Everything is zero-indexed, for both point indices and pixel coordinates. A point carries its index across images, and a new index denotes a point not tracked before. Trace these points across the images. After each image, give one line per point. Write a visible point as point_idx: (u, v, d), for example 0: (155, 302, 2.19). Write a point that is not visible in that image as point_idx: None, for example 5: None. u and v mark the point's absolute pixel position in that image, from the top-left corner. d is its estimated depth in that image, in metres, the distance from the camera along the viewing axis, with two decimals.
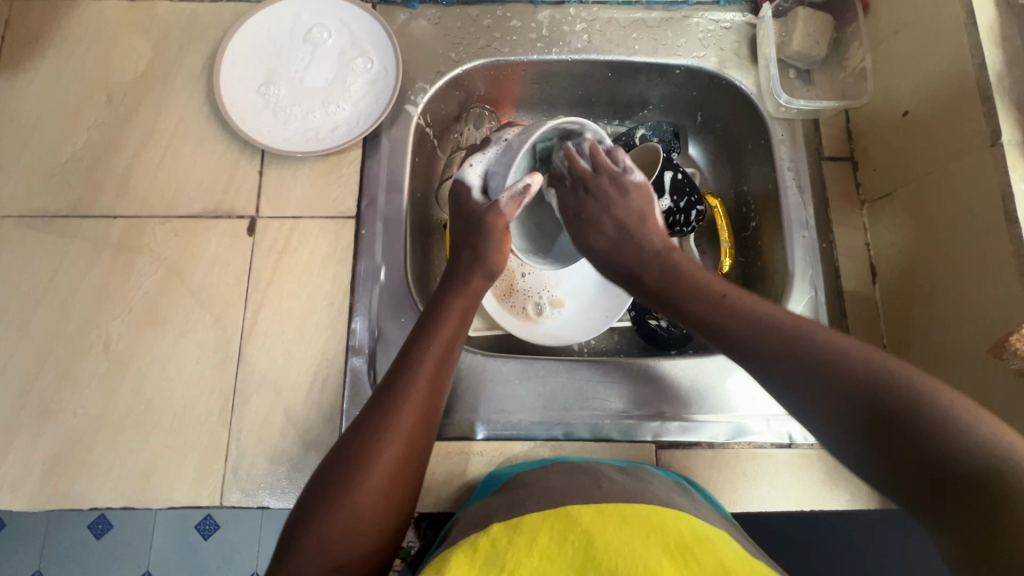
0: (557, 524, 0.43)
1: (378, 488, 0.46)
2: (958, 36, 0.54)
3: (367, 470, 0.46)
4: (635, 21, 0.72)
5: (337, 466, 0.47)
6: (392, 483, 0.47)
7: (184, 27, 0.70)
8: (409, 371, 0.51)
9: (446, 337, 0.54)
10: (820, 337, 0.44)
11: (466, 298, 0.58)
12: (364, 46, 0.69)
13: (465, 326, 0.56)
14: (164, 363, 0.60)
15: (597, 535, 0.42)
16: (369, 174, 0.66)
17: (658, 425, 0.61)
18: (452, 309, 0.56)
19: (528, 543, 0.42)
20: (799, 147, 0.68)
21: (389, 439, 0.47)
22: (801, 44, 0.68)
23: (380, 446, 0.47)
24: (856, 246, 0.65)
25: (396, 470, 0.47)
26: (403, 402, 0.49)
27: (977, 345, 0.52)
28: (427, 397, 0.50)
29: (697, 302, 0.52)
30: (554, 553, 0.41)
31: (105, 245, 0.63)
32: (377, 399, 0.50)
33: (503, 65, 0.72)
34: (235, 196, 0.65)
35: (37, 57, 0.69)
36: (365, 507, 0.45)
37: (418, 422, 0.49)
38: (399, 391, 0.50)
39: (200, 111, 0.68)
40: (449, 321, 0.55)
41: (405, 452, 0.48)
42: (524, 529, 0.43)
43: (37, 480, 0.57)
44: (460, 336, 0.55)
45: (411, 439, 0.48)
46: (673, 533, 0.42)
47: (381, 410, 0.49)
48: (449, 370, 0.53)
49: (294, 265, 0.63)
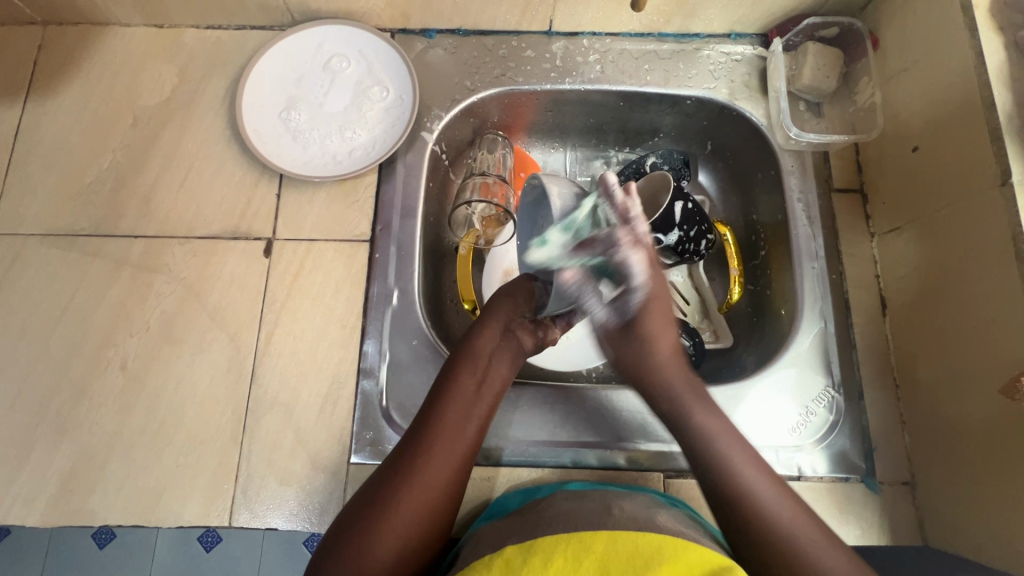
0: (572, 547, 0.44)
1: (399, 529, 0.49)
2: (967, 76, 0.55)
3: (386, 514, 0.49)
4: (647, 53, 0.73)
5: (363, 506, 0.50)
6: (410, 528, 0.49)
7: (209, 54, 0.72)
8: (430, 423, 0.53)
9: (465, 385, 0.56)
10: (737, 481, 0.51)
11: (485, 352, 0.58)
12: (381, 76, 0.71)
13: (489, 371, 0.58)
14: (178, 382, 0.61)
15: (610, 563, 0.43)
16: (384, 198, 0.68)
17: (668, 453, 0.61)
18: (473, 353, 0.58)
19: (542, 562, 0.43)
20: (809, 179, 0.69)
21: (407, 484, 0.50)
22: (811, 78, 0.69)
23: (401, 489, 0.50)
24: (866, 277, 0.65)
25: (414, 515, 0.49)
26: (420, 458, 0.51)
27: (988, 383, 0.52)
28: (444, 452, 0.52)
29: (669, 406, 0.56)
30: (569, 574, 0.42)
31: (125, 264, 0.65)
32: (402, 446, 0.53)
33: (517, 93, 0.73)
34: (253, 218, 0.67)
35: (67, 81, 0.71)
36: (387, 548, 0.48)
37: (442, 469, 0.52)
38: (421, 437, 0.53)
39: (221, 135, 0.70)
40: (469, 365, 0.57)
41: (423, 498, 0.50)
42: (537, 549, 0.45)
43: (50, 495, 0.58)
44: (483, 382, 0.57)
45: (431, 485, 0.51)
46: (682, 566, 0.43)
47: (404, 456, 0.52)
48: (473, 416, 0.55)
49: (308, 287, 0.64)
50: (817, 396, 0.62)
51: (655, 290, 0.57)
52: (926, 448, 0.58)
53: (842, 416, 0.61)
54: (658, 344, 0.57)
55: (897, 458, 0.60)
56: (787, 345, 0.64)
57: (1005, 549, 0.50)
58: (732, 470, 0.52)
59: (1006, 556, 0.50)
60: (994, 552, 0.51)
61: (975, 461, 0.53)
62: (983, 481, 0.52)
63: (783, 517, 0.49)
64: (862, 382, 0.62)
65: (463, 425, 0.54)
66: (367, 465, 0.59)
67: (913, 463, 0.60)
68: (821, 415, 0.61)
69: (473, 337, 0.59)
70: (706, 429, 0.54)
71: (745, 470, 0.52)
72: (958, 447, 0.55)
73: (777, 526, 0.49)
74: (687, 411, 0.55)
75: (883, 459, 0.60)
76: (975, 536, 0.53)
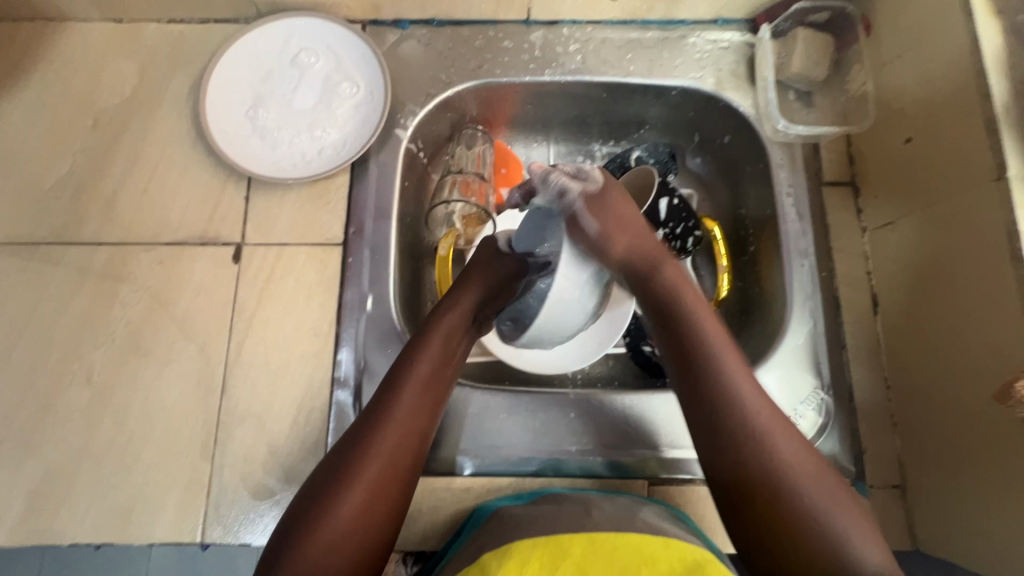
0: (548, 551, 0.43)
1: (356, 510, 0.46)
2: (963, 64, 0.52)
3: (343, 497, 0.47)
4: (630, 41, 0.70)
5: (319, 485, 0.48)
6: (368, 510, 0.47)
7: (172, 50, 0.69)
8: (393, 396, 0.51)
9: (430, 358, 0.54)
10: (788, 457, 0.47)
11: (452, 325, 0.56)
12: (351, 71, 0.68)
13: (453, 348, 0.56)
14: (147, 395, 0.59)
15: (588, 567, 0.41)
16: (357, 199, 0.65)
17: (652, 460, 0.60)
18: (438, 329, 0.55)
19: (518, 568, 0.42)
20: (799, 172, 0.66)
21: (366, 464, 0.48)
22: (801, 66, 0.66)
23: (359, 471, 0.48)
24: (857, 274, 0.63)
25: (371, 492, 0.47)
26: (381, 430, 0.49)
27: (982, 386, 0.50)
28: (405, 428, 0.50)
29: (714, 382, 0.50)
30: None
31: (89, 273, 0.62)
32: (359, 426, 0.51)
33: (495, 87, 0.70)
34: (221, 222, 0.64)
35: (24, 81, 0.68)
36: (342, 526, 0.46)
37: (402, 447, 0.50)
38: (381, 416, 0.50)
39: (187, 135, 0.67)
40: (434, 342, 0.54)
41: (382, 479, 0.48)
42: (513, 556, 0.43)
43: (17, 514, 0.56)
44: (448, 356, 0.55)
45: (390, 459, 0.49)
46: (662, 564, 0.42)
47: (362, 435, 0.49)
48: (434, 393, 0.53)
49: (279, 293, 0.62)
50: (806, 398, 0.60)
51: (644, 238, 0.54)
52: (917, 451, 0.57)
53: (831, 418, 0.59)
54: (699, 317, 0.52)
55: (888, 462, 0.59)
56: (774, 346, 0.62)
57: (998, 556, 0.49)
58: (765, 443, 0.47)
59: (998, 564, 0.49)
60: (987, 556, 0.50)
61: (968, 466, 0.51)
62: (975, 488, 0.51)
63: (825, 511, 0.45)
64: (853, 382, 0.61)
65: (426, 400, 0.52)
66: None
67: (905, 466, 0.58)
68: (810, 418, 0.59)
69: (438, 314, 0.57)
70: (742, 407, 0.48)
71: (780, 452, 0.47)
72: (950, 452, 0.53)
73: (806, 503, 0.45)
74: (724, 384, 0.49)
75: (874, 463, 0.58)
76: (968, 543, 0.52)
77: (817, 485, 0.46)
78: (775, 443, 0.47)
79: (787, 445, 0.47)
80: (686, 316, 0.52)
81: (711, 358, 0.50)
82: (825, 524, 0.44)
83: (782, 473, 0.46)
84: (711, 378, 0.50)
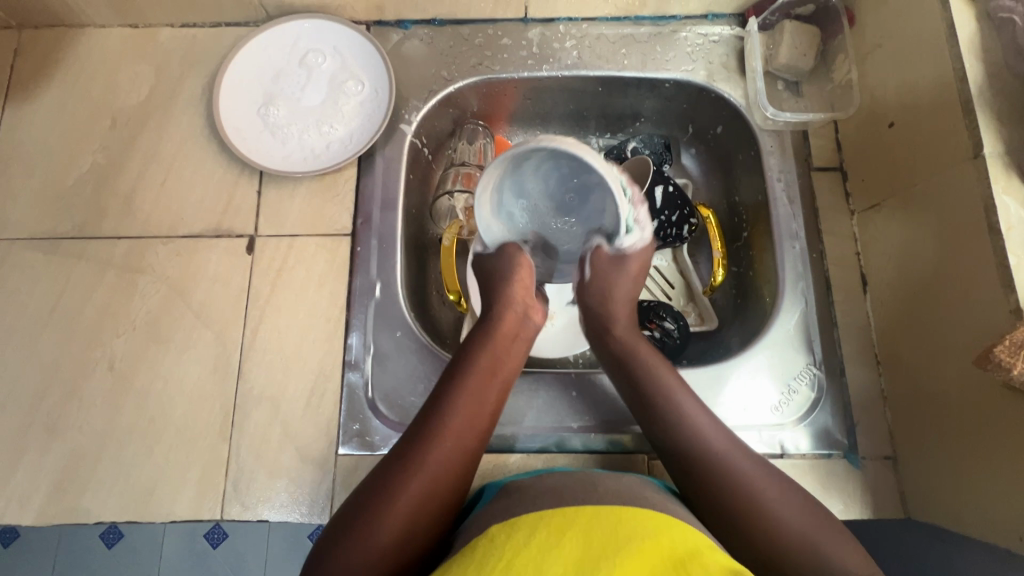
0: (555, 521, 0.43)
1: (408, 515, 0.47)
2: (940, 50, 0.54)
3: (392, 504, 0.48)
4: (624, 37, 0.73)
5: (374, 488, 0.49)
6: (420, 516, 0.48)
7: (185, 53, 0.72)
8: (450, 405, 0.53)
9: (481, 372, 0.55)
10: (746, 468, 0.51)
11: (503, 337, 0.58)
12: (356, 70, 0.71)
13: (503, 359, 0.57)
14: (166, 380, 0.62)
15: (593, 534, 0.41)
16: (364, 191, 0.68)
17: (651, 435, 0.62)
18: (489, 343, 0.57)
19: (526, 536, 0.42)
20: (788, 158, 0.69)
21: (418, 471, 0.49)
22: (788, 57, 0.69)
23: (409, 479, 0.49)
24: (847, 255, 0.66)
25: (424, 498, 0.48)
26: (436, 439, 0.51)
27: (964, 356, 0.52)
28: (459, 440, 0.52)
29: (641, 374, 0.57)
30: (553, 545, 0.40)
31: (110, 265, 0.65)
32: (409, 436, 0.52)
33: (494, 82, 0.73)
34: (234, 215, 0.67)
35: (45, 85, 0.71)
36: (396, 529, 0.47)
37: (452, 456, 0.51)
38: (432, 426, 0.51)
39: (201, 134, 0.70)
40: (485, 356, 0.56)
41: (433, 487, 0.49)
42: (523, 524, 0.43)
43: (45, 495, 0.59)
44: (498, 371, 0.56)
45: (443, 468, 0.50)
46: (665, 540, 0.41)
47: (414, 443, 0.51)
48: (487, 405, 0.54)
49: (291, 283, 0.65)
50: (798, 374, 0.62)
51: (621, 286, 0.61)
52: (907, 422, 0.59)
53: (824, 392, 0.62)
54: (618, 290, 0.61)
55: (880, 434, 0.61)
56: (767, 326, 0.64)
57: (986, 520, 0.50)
58: (698, 442, 0.52)
59: (982, 524, 0.51)
60: (973, 520, 0.52)
61: (954, 433, 0.53)
62: (960, 451, 0.53)
63: (785, 523, 0.48)
64: (844, 359, 0.63)
65: (480, 416, 0.54)
66: (355, 456, 0.60)
67: (895, 438, 0.60)
68: (803, 393, 0.62)
69: (490, 325, 0.59)
70: (675, 397, 0.55)
71: (737, 463, 0.51)
72: (940, 421, 0.55)
73: (780, 524, 0.48)
74: (662, 384, 0.56)
75: (865, 435, 0.61)
76: (957, 508, 0.53)
77: (783, 499, 0.49)
78: (710, 454, 0.52)
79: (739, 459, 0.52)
80: (639, 367, 0.58)
81: (636, 357, 0.58)
82: (800, 538, 0.47)
83: (749, 496, 0.49)
84: (642, 376, 0.57)
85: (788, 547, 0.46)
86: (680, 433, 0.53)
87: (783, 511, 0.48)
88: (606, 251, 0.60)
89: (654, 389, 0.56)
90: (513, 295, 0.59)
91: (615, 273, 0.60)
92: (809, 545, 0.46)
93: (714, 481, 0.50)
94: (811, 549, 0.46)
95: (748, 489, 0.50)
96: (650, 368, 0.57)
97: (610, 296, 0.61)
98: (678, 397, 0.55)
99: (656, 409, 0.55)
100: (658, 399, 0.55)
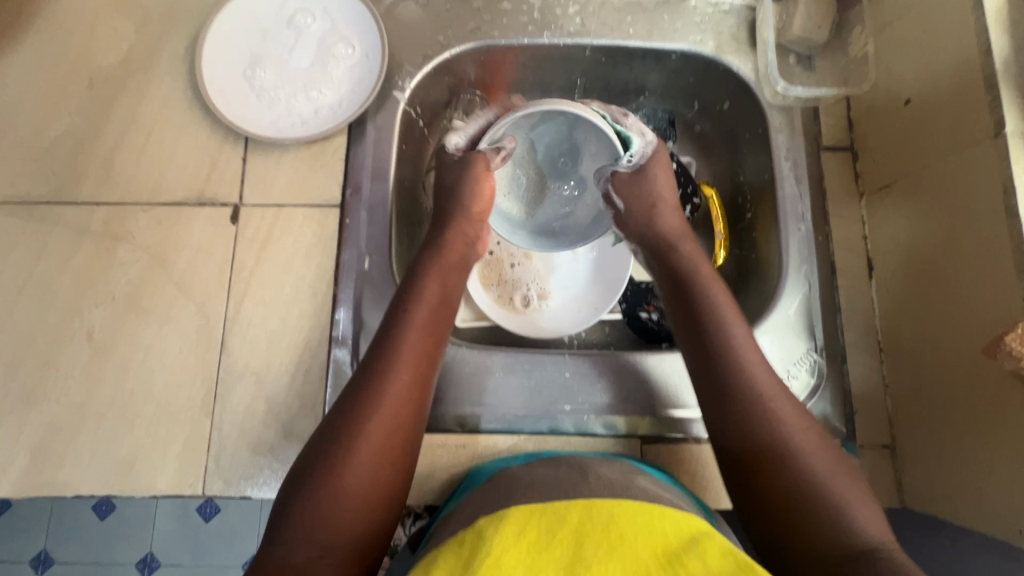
0: (545, 518, 0.41)
1: (366, 458, 0.46)
2: (964, 22, 0.51)
3: (356, 436, 0.47)
4: (630, 4, 0.69)
5: (326, 434, 0.48)
6: (377, 458, 0.47)
7: (167, 9, 0.68)
8: (397, 335, 0.52)
9: (427, 300, 0.55)
10: (786, 413, 0.49)
11: (450, 264, 0.58)
12: (348, 33, 0.68)
13: (448, 286, 0.57)
14: (147, 352, 0.60)
15: (585, 538, 0.40)
16: (355, 161, 0.65)
17: (646, 420, 0.60)
18: (432, 271, 0.57)
19: (515, 534, 0.40)
20: (797, 136, 0.66)
21: (377, 402, 0.48)
22: (801, 29, 0.65)
23: (365, 413, 0.48)
24: (854, 238, 0.63)
25: (378, 442, 0.47)
26: (385, 373, 0.50)
27: (972, 344, 0.50)
28: (410, 369, 0.51)
29: (711, 304, 0.54)
30: (543, 547, 0.39)
31: (87, 232, 0.63)
32: (364, 370, 0.51)
33: (493, 49, 0.70)
34: (218, 183, 0.64)
35: (18, 41, 0.67)
36: (354, 475, 0.46)
37: (404, 388, 0.50)
38: (381, 362, 0.50)
39: (183, 96, 0.66)
40: (431, 284, 0.56)
41: (393, 413, 0.48)
42: (511, 520, 0.41)
43: (21, 466, 0.57)
44: (440, 301, 0.56)
45: (396, 402, 0.49)
46: (660, 534, 0.40)
47: (365, 379, 0.50)
48: (435, 329, 0.54)
49: (277, 254, 0.62)
50: (798, 359, 0.61)
51: (656, 192, 0.61)
52: (908, 412, 0.57)
53: (823, 379, 0.60)
54: (664, 217, 0.61)
55: (879, 422, 0.59)
56: (769, 309, 0.62)
57: (985, 513, 0.49)
58: (734, 356, 0.51)
59: (974, 513, 0.50)
60: (972, 512, 0.50)
61: (958, 425, 0.52)
62: (960, 440, 0.51)
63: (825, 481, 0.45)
64: (846, 346, 0.61)
65: (429, 344, 0.53)
66: None
67: (894, 427, 0.59)
68: (803, 379, 0.60)
69: (431, 254, 0.58)
70: (730, 326, 0.53)
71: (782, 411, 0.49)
72: (946, 411, 0.53)
73: (813, 479, 0.45)
74: (718, 310, 0.54)
75: (864, 424, 0.59)
76: (954, 499, 0.52)
77: (824, 453, 0.47)
78: (784, 421, 0.48)
79: (790, 411, 0.49)
80: (698, 277, 0.57)
81: (690, 277, 0.57)
82: (826, 492, 0.45)
83: (793, 444, 0.47)
84: (690, 283, 0.56)
85: (822, 501, 0.44)
86: (732, 375, 0.50)
87: (821, 467, 0.46)
88: (624, 174, 0.60)
89: (708, 314, 0.54)
90: (461, 226, 0.60)
91: (646, 189, 0.61)
92: (828, 503, 0.44)
93: (763, 422, 0.48)
94: (839, 508, 0.44)
95: (798, 446, 0.47)
96: (705, 281, 0.56)
97: (658, 210, 0.61)
98: (734, 330, 0.52)
99: (705, 331, 0.53)
100: (709, 321, 0.53)
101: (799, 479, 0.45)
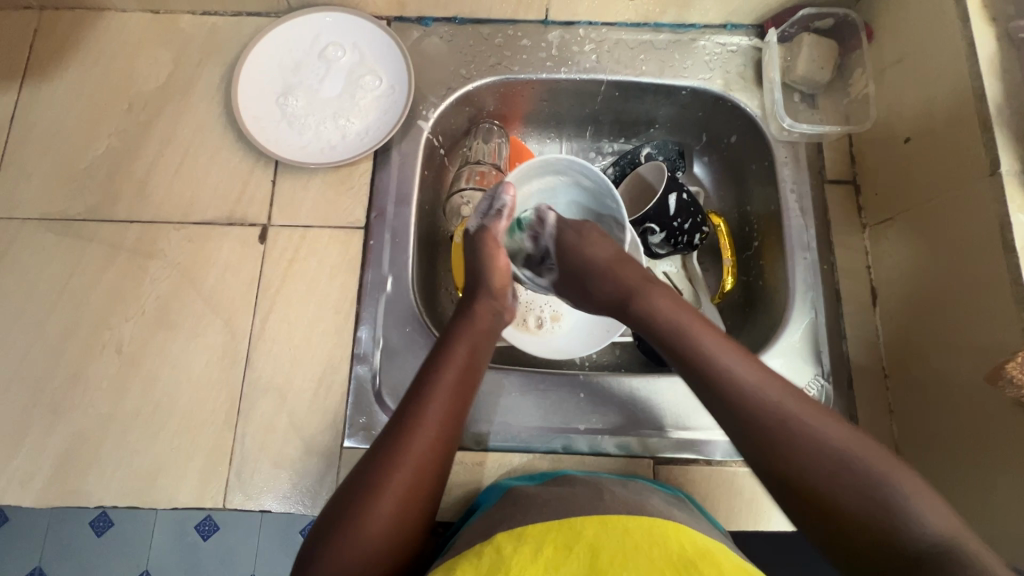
0: (563, 534, 0.43)
1: (386, 514, 0.47)
2: (959, 69, 0.55)
3: (375, 497, 0.47)
4: (643, 43, 0.73)
5: (353, 486, 0.48)
6: (398, 516, 0.47)
7: (205, 41, 0.72)
8: (422, 397, 0.52)
9: (453, 364, 0.54)
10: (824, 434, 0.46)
11: (478, 330, 0.58)
12: (376, 66, 0.71)
13: (477, 351, 0.57)
14: (174, 366, 0.62)
15: (602, 548, 0.41)
16: (379, 185, 0.68)
17: (658, 441, 0.62)
18: (464, 335, 0.57)
19: (534, 552, 0.41)
20: (803, 169, 0.69)
21: (399, 465, 0.48)
22: (805, 69, 0.69)
23: (389, 472, 0.48)
24: (858, 268, 0.66)
25: (399, 500, 0.48)
26: (410, 433, 0.50)
27: (974, 371, 0.52)
28: (434, 432, 0.51)
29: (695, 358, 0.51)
30: (561, 563, 0.40)
31: (120, 248, 0.65)
32: (387, 432, 0.51)
33: (512, 83, 0.73)
34: (248, 204, 0.67)
35: (63, 67, 0.71)
36: (375, 529, 0.46)
37: (427, 451, 0.50)
38: (406, 422, 0.51)
39: (217, 121, 0.70)
40: (461, 348, 0.56)
41: (412, 479, 0.49)
42: (530, 537, 0.43)
43: (46, 476, 0.58)
44: (467, 366, 0.55)
45: (417, 462, 0.49)
46: (674, 544, 0.42)
47: (391, 437, 0.50)
48: (461, 397, 0.53)
49: (303, 274, 0.65)
50: (806, 384, 0.62)
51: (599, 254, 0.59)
52: (914, 436, 0.59)
53: (830, 404, 0.62)
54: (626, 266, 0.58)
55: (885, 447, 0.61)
56: (778, 335, 0.64)
57: (990, 536, 0.50)
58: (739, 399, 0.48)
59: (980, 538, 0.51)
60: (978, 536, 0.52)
61: (963, 449, 0.53)
62: (963, 463, 0.53)
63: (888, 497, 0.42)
64: (852, 372, 0.63)
65: (456, 407, 0.53)
66: (360, 449, 0.59)
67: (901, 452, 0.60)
68: None
69: (465, 318, 0.58)
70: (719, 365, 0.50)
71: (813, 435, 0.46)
72: (951, 437, 0.54)
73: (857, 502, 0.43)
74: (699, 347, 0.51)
75: None
76: None
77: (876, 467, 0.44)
78: (823, 442, 0.45)
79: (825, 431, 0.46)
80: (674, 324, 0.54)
81: (677, 327, 0.53)
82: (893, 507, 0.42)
83: (842, 468, 0.44)
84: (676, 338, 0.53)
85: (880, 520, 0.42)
86: (773, 429, 0.46)
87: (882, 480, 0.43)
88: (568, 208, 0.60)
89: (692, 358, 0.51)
90: (491, 286, 0.59)
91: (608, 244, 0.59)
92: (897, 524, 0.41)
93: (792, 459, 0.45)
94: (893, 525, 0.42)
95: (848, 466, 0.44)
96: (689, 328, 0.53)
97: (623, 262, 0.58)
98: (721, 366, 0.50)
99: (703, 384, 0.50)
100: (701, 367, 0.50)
101: (831, 483, 0.43)
